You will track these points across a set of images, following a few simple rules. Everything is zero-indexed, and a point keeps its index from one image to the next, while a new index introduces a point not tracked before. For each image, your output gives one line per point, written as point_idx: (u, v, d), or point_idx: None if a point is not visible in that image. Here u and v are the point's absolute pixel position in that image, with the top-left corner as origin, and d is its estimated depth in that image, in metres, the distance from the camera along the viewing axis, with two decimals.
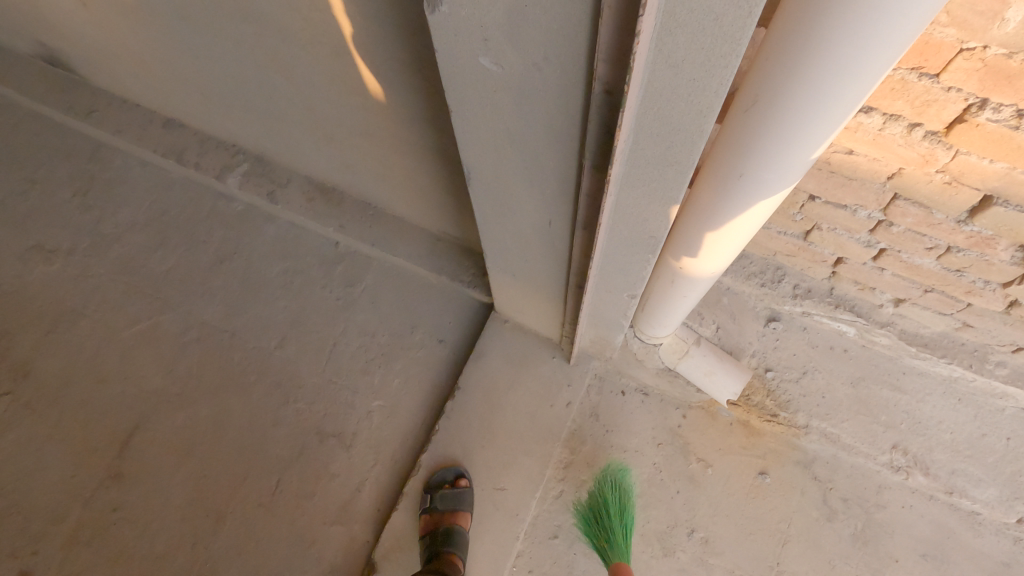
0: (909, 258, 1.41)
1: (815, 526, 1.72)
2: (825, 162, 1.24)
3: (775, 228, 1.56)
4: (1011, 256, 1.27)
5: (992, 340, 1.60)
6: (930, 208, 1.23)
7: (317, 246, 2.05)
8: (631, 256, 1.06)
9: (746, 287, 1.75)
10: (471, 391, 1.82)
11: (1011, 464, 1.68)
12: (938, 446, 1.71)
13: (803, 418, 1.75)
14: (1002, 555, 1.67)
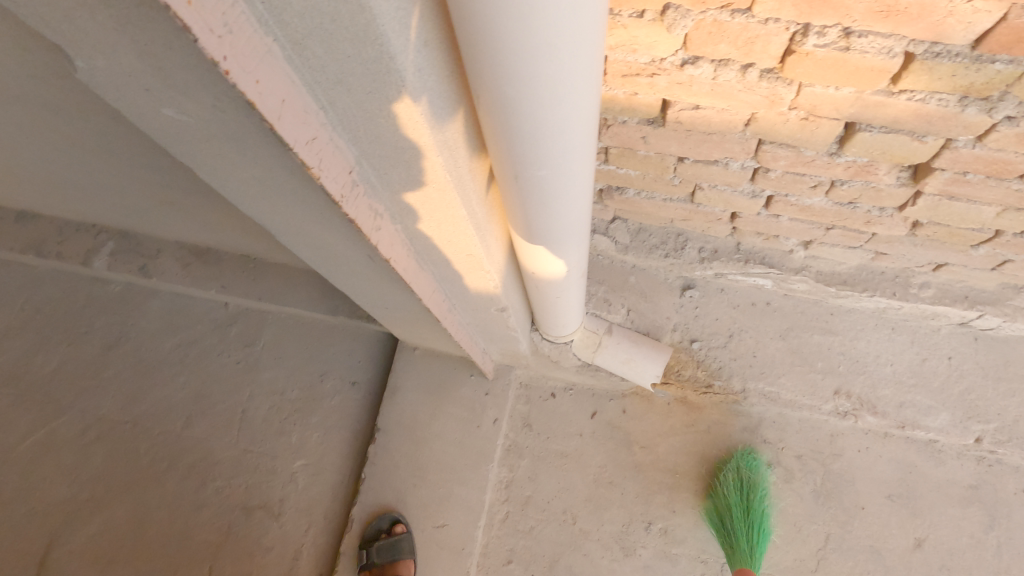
0: (799, 200, 1.31)
1: (774, 492, 1.64)
2: (677, 123, 1.13)
3: (659, 195, 1.44)
4: (895, 178, 1.18)
5: (911, 263, 1.50)
6: (797, 147, 1.13)
7: (207, 311, 1.91)
8: (468, 276, 0.94)
9: (651, 261, 1.62)
10: (392, 430, 1.71)
11: (959, 384, 1.59)
12: (881, 383, 1.61)
13: (739, 383, 1.65)
14: (966, 479, 1.61)
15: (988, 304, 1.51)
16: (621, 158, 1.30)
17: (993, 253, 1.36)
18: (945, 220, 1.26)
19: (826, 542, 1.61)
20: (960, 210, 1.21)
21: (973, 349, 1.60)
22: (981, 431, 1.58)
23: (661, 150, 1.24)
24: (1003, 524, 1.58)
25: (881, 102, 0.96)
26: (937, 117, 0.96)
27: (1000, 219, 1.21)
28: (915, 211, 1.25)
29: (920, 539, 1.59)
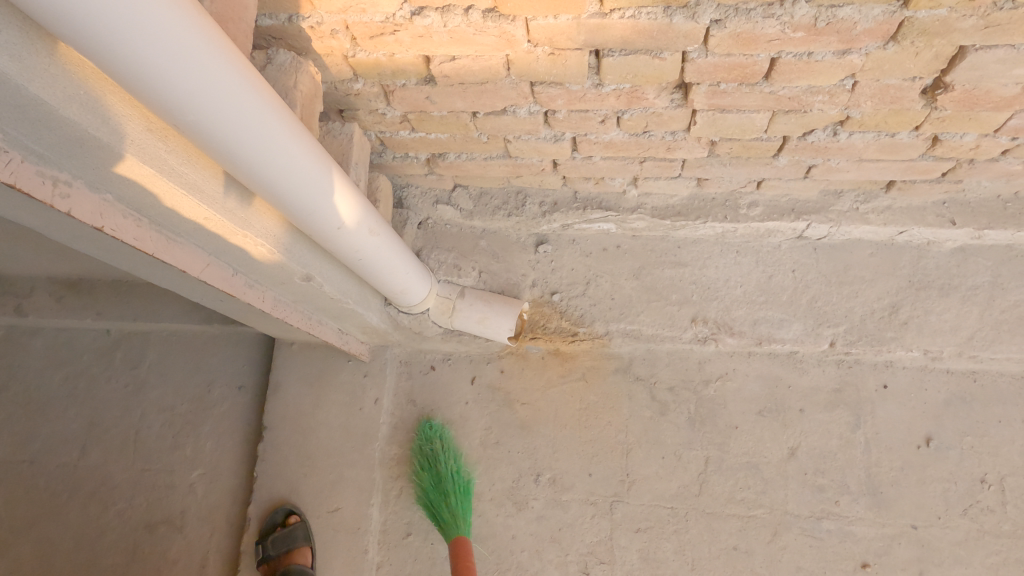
0: (599, 138, 1.38)
1: (652, 425, 1.69)
2: (445, 78, 1.19)
3: (477, 155, 1.50)
4: (669, 101, 1.24)
5: (734, 185, 1.57)
6: (564, 84, 1.19)
7: (92, 341, 1.93)
8: (232, 245, 0.99)
9: (497, 222, 1.68)
10: (279, 425, 1.74)
11: (805, 294, 1.66)
12: (733, 304, 1.68)
13: (601, 326, 1.70)
14: (829, 383, 1.67)
15: (813, 213, 1.58)
16: (422, 123, 1.36)
17: (794, 161, 1.43)
18: (731, 134, 1.33)
19: (706, 465, 1.66)
20: (736, 121, 1.28)
21: (814, 259, 1.67)
22: (833, 335, 1.65)
23: (450, 108, 1.29)
24: (869, 421, 1.64)
25: (601, 24, 1.01)
26: (656, 30, 1.02)
27: (775, 125, 1.28)
28: (699, 129, 1.31)
29: (793, 448, 1.65)
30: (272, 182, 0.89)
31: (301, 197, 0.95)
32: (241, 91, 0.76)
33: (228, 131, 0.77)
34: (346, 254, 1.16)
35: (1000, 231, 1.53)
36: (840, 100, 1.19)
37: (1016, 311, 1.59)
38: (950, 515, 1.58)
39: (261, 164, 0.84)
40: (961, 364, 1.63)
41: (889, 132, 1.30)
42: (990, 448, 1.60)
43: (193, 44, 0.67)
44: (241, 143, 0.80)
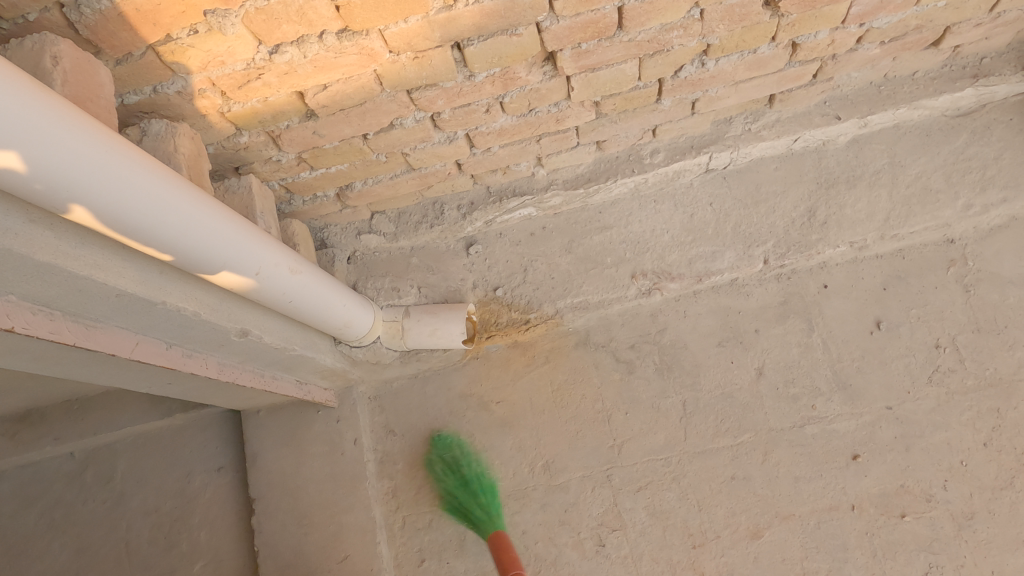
0: (490, 128, 1.42)
1: (624, 385, 1.73)
2: (324, 108, 1.22)
3: (383, 177, 1.53)
4: (542, 74, 1.29)
5: (632, 140, 1.64)
6: (438, 84, 1.24)
7: (58, 469, 1.89)
8: (155, 318, 0.99)
9: (422, 237, 1.71)
10: (267, 493, 1.73)
11: (728, 222, 1.73)
12: (665, 251, 1.73)
13: (550, 306, 1.74)
14: (775, 298, 1.74)
15: (711, 145, 1.65)
16: (319, 159, 1.39)
17: (677, 101, 1.50)
18: (609, 91, 1.39)
19: (685, 408, 1.70)
20: (609, 77, 1.34)
21: (726, 188, 1.74)
22: (764, 253, 1.71)
23: (340, 136, 1.32)
24: (820, 322, 1.71)
25: (449, 17, 1.06)
26: (502, 9, 1.07)
27: (646, 70, 1.35)
28: (579, 94, 1.37)
29: (760, 368, 1.71)
30: (174, 241, 0.89)
31: (207, 249, 0.95)
32: (110, 155, 0.77)
33: (109, 196, 0.77)
34: (279, 300, 1.18)
35: (883, 114, 1.62)
36: (694, 30, 1.25)
37: (918, 184, 1.69)
38: (917, 387, 1.65)
39: (156, 223, 0.85)
40: (886, 246, 1.71)
41: (751, 50, 1.37)
42: (934, 314, 1.68)
43: (45, 119, 0.68)
44: (127, 206, 0.80)
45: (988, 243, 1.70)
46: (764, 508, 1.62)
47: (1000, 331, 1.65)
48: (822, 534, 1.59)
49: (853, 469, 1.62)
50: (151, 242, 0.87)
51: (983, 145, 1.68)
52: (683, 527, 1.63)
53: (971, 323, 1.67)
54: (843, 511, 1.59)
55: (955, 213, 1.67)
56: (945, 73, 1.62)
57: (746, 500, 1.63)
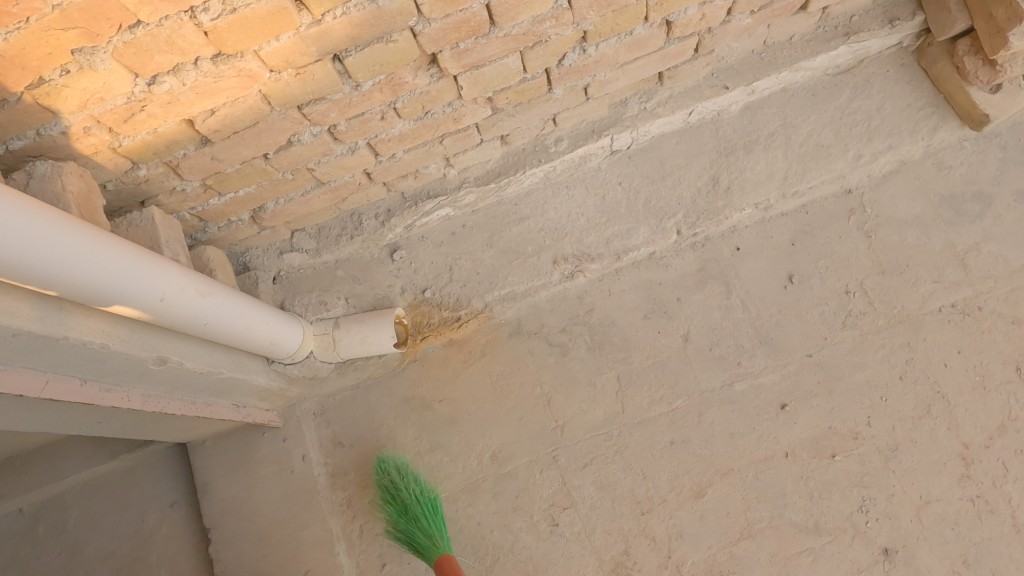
0: (389, 134, 1.47)
1: (560, 368, 1.78)
2: (217, 133, 1.25)
3: (294, 195, 1.56)
4: (428, 77, 1.34)
5: (534, 131, 1.69)
6: (326, 97, 1.28)
7: (9, 527, 1.86)
8: (62, 354, 1.01)
9: (344, 249, 1.74)
10: (223, 521, 1.74)
11: (638, 198, 1.80)
12: (583, 233, 1.79)
13: (479, 301, 1.79)
14: (693, 266, 1.81)
15: (611, 127, 1.72)
16: (225, 183, 1.41)
17: (569, 88, 1.56)
18: (499, 86, 1.44)
19: (620, 382, 1.76)
20: (495, 72, 1.39)
21: (633, 166, 1.80)
22: (676, 224, 1.78)
23: (240, 159, 1.35)
24: (737, 283, 1.79)
25: (320, 31, 1.10)
26: (370, 18, 1.11)
27: (529, 63, 1.40)
28: (469, 92, 1.42)
29: (686, 334, 1.77)
30: (66, 275, 0.92)
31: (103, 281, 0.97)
32: None
33: None
34: (193, 324, 1.20)
35: (767, 79, 1.71)
36: (566, 19, 1.32)
37: (810, 141, 1.78)
38: (834, 333, 1.73)
39: (43, 260, 0.87)
40: (790, 203, 1.80)
41: (627, 32, 1.44)
42: (840, 262, 1.77)
43: None
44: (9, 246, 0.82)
45: (882, 189, 1.80)
46: (704, 466, 1.69)
47: (903, 271, 1.75)
48: (761, 484, 1.66)
49: (783, 418, 1.69)
50: (41, 278, 0.89)
51: (865, 98, 1.78)
52: (631, 496, 1.69)
53: (876, 266, 1.76)
54: (778, 459, 1.67)
55: (847, 164, 1.77)
56: (819, 34, 1.71)
57: (687, 461, 1.69)
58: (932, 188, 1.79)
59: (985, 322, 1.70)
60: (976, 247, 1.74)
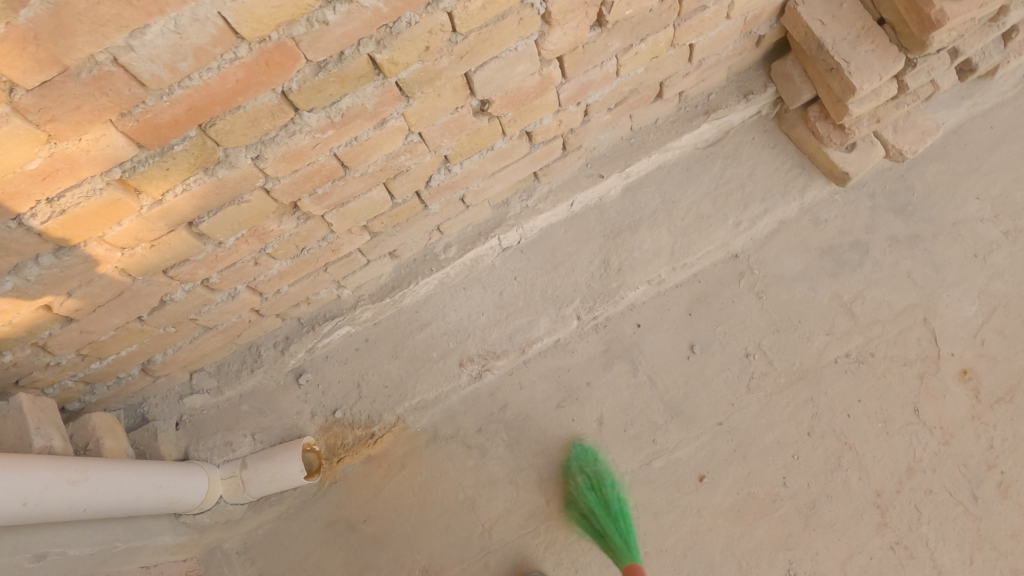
0: (267, 275, 1.47)
1: (481, 469, 1.78)
2: (80, 309, 1.24)
3: (182, 343, 1.54)
4: (293, 221, 1.35)
5: (421, 242, 1.71)
6: (190, 258, 1.27)
7: None
8: None
9: (247, 382, 1.72)
10: None
11: (535, 290, 1.82)
12: (485, 332, 1.81)
13: (391, 414, 1.78)
14: (598, 349, 1.83)
15: (496, 228, 1.75)
16: (102, 348, 1.39)
17: (444, 202, 1.59)
18: (370, 215, 1.46)
19: (542, 475, 1.76)
20: (362, 204, 1.41)
21: (525, 260, 1.83)
22: (574, 311, 1.81)
23: (113, 326, 1.34)
24: (642, 360, 1.82)
25: (164, 208, 1.11)
26: (214, 188, 1.13)
27: (395, 190, 1.43)
28: (340, 225, 1.44)
29: (600, 418, 1.79)
30: None
31: None
32: None
33: None
34: (67, 514, 1.17)
35: (638, 163, 1.77)
36: (420, 150, 1.35)
37: (691, 214, 1.84)
38: (740, 397, 1.77)
39: None
40: (681, 275, 1.85)
41: (488, 148, 1.48)
42: (736, 325, 1.82)
43: None
44: None
45: (766, 250, 1.87)
46: None
47: (797, 326, 1.81)
48: (692, 560, 1.67)
49: (703, 489, 1.72)
50: None
51: (736, 167, 1.86)
52: None
53: (770, 326, 1.82)
54: (704, 532, 1.68)
55: (728, 232, 1.83)
56: (681, 114, 1.78)
57: None
58: (812, 243, 1.86)
59: (879, 367, 1.76)
60: (861, 295, 1.82)
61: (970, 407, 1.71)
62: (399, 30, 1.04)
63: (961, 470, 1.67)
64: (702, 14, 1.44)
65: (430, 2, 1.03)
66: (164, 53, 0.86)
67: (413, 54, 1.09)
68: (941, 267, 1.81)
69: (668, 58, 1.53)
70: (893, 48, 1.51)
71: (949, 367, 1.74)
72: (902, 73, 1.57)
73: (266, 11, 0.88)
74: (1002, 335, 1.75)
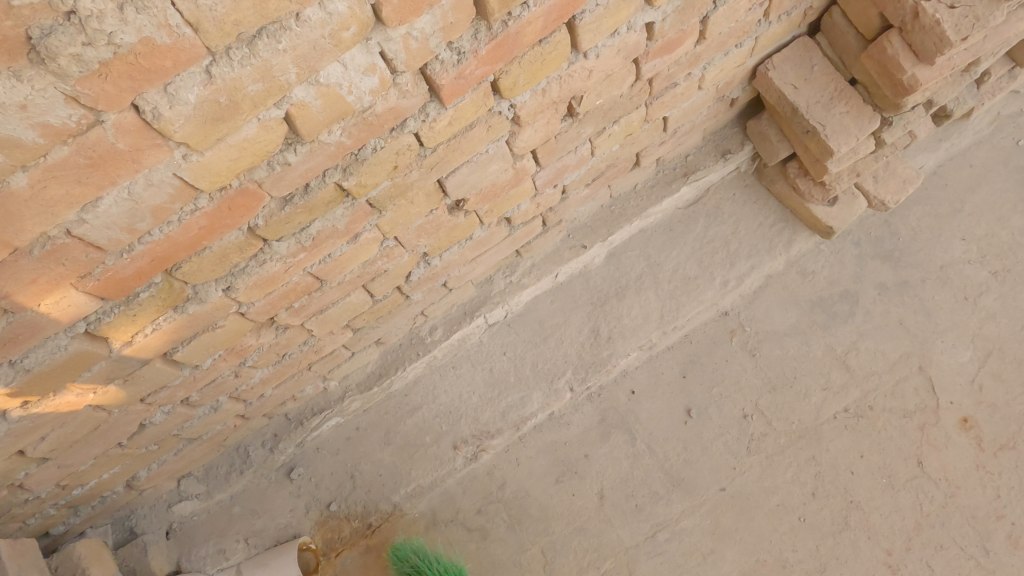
0: (249, 384, 1.43)
1: (482, 553, 1.73)
2: (55, 448, 1.20)
3: (166, 456, 1.50)
4: (272, 334, 1.32)
5: (406, 328, 1.68)
6: (168, 384, 1.24)
7: None
8: None
9: (237, 484, 1.68)
10: None
11: (525, 364, 1.79)
12: (477, 411, 1.77)
13: (387, 503, 1.74)
14: (593, 420, 1.80)
15: (481, 306, 1.72)
16: (83, 476, 1.35)
17: (426, 290, 1.56)
18: (351, 315, 1.43)
19: (545, 555, 1.72)
20: (342, 308, 1.38)
21: (513, 334, 1.80)
22: (567, 383, 1.78)
23: (91, 456, 1.30)
24: (639, 428, 1.79)
25: (135, 349, 1.07)
26: (186, 323, 1.09)
27: (374, 290, 1.40)
28: (320, 330, 1.40)
29: (600, 491, 1.75)
30: None
31: None
32: None
33: None
34: None
35: (620, 231, 1.75)
36: (397, 252, 1.32)
37: (677, 276, 1.81)
38: (740, 461, 1.74)
39: None
40: (672, 337, 1.82)
41: (466, 238, 1.45)
42: (731, 386, 1.80)
43: None
44: None
45: (755, 306, 1.85)
46: None
47: (792, 383, 1.78)
48: None
49: (711, 559, 1.68)
50: None
51: (719, 225, 1.84)
52: None
53: (766, 384, 1.79)
54: None
55: (716, 292, 1.81)
56: (660, 178, 1.76)
57: None
58: (801, 295, 1.84)
59: (879, 421, 1.73)
60: (854, 346, 1.79)
61: (975, 457, 1.68)
62: (365, 156, 1.01)
63: (970, 523, 1.64)
64: (674, 90, 1.42)
65: (394, 127, 1.00)
66: (120, 218, 0.83)
67: (381, 175, 1.06)
68: (932, 313, 1.80)
69: (642, 133, 1.51)
70: (868, 108, 1.50)
71: (949, 416, 1.72)
72: (879, 130, 1.55)
73: (225, 165, 0.85)
74: (999, 380, 1.73)
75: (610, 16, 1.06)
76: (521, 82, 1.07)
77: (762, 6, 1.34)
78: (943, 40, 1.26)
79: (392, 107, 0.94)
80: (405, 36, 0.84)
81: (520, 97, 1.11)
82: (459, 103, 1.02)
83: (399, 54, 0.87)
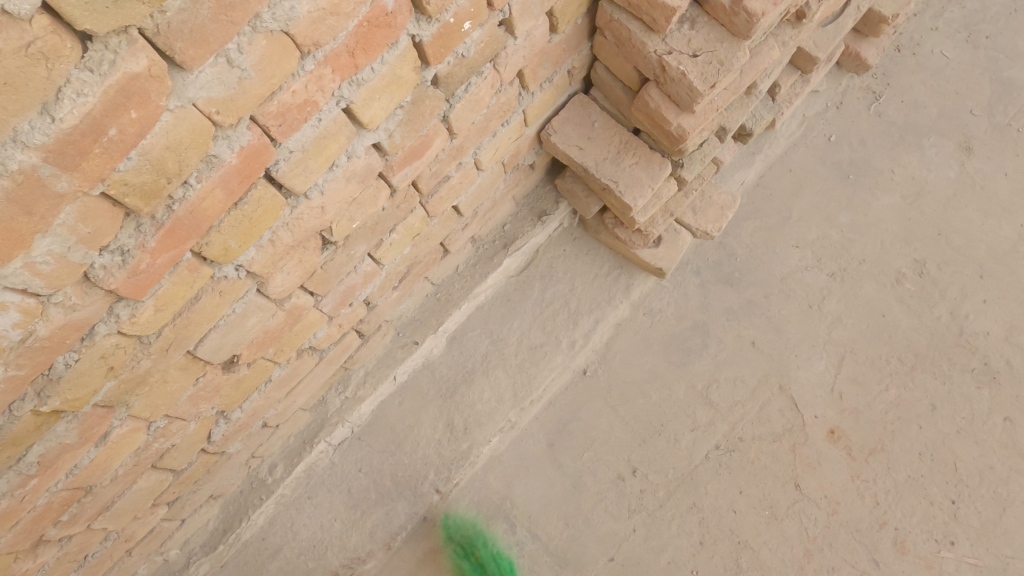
0: None
1: None
2: None
3: None
4: (52, 547, 1.18)
5: (241, 473, 1.55)
6: None
7: None
8: None
9: None
10: None
11: (384, 476, 1.66)
12: (344, 538, 1.62)
13: None
14: (468, 515, 1.71)
15: (320, 431, 1.59)
16: None
17: (244, 437, 1.44)
18: (152, 496, 1.30)
19: None
20: (134, 496, 1.24)
21: (365, 447, 1.67)
22: (432, 485, 1.66)
23: None
24: (517, 514, 1.70)
25: None
26: None
27: (168, 465, 1.27)
28: (118, 521, 1.26)
29: None
30: None
31: None
32: None
33: None
34: None
35: (450, 318, 1.65)
36: (176, 427, 1.19)
37: (523, 346, 1.72)
38: (624, 525, 1.67)
39: None
40: (532, 411, 1.74)
41: (266, 381, 1.34)
42: (602, 448, 1.73)
43: None
44: None
45: (610, 358, 1.79)
46: None
47: (660, 431, 1.73)
48: None
49: None
50: None
51: (555, 284, 1.76)
52: None
53: (635, 438, 1.73)
54: None
55: (566, 355, 1.73)
56: (481, 255, 1.68)
57: None
58: (653, 337, 1.80)
59: (750, 451, 1.69)
60: (714, 379, 1.75)
61: (849, 468, 1.66)
62: (59, 375, 0.89)
63: (857, 537, 1.61)
64: (449, 182, 1.34)
65: (83, 336, 0.88)
66: None
67: (95, 381, 0.94)
68: (781, 328, 1.77)
69: (433, 227, 1.42)
70: (656, 155, 1.45)
71: (816, 430, 1.70)
72: (676, 172, 1.51)
73: None
74: (856, 383, 1.72)
75: (315, 155, 0.97)
76: (234, 245, 0.96)
77: (513, 83, 1.27)
78: (693, 90, 1.21)
79: (62, 326, 0.82)
80: (27, 265, 0.73)
81: (244, 255, 1.00)
82: (158, 290, 0.91)
83: (32, 281, 0.75)
